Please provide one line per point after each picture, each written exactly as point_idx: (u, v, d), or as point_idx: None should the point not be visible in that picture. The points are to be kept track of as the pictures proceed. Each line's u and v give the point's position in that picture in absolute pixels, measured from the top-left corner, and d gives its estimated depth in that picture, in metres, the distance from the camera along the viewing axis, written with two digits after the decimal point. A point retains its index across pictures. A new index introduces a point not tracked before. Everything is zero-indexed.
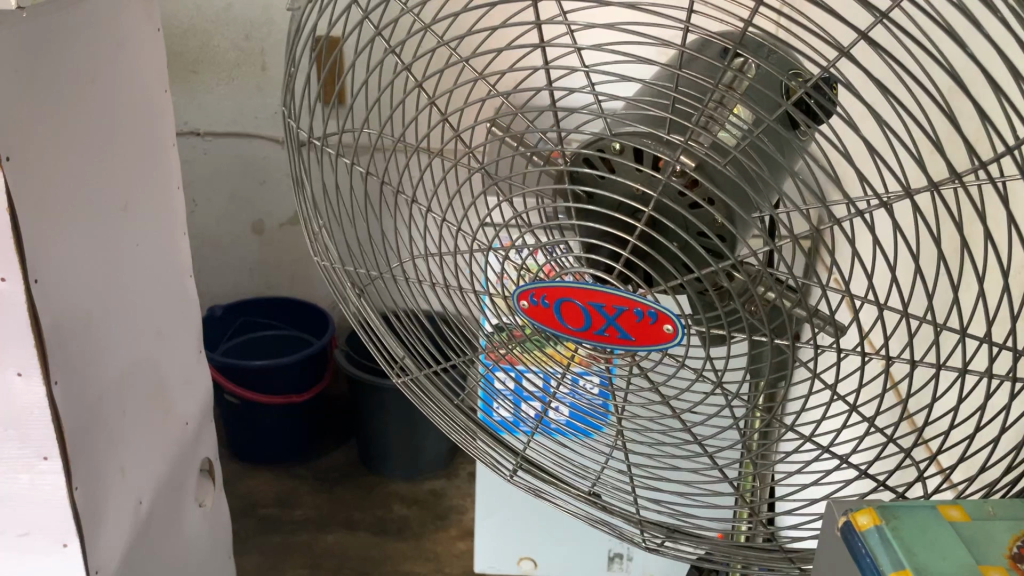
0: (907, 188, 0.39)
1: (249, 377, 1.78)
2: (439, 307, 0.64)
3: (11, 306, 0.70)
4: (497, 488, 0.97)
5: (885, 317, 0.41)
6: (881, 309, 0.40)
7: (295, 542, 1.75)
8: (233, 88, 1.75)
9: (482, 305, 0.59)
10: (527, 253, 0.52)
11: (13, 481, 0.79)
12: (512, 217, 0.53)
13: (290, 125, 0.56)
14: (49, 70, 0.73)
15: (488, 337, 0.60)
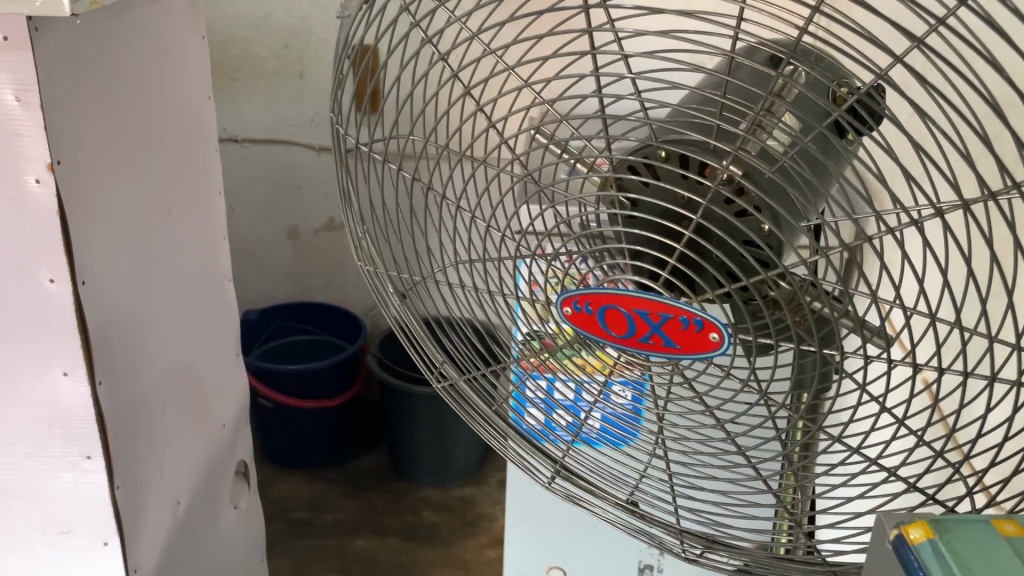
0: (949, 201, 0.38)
1: (283, 381, 1.80)
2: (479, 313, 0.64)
3: (59, 307, 0.72)
4: (528, 496, 0.97)
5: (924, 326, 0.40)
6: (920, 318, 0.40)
7: (326, 546, 1.75)
8: (270, 95, 1.78)
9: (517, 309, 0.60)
10: (559, 259, 0.53)
11: (57, 480, 0.80)
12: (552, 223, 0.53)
13: (337, 131, 0.56)
14: (100, 77, 0.75)
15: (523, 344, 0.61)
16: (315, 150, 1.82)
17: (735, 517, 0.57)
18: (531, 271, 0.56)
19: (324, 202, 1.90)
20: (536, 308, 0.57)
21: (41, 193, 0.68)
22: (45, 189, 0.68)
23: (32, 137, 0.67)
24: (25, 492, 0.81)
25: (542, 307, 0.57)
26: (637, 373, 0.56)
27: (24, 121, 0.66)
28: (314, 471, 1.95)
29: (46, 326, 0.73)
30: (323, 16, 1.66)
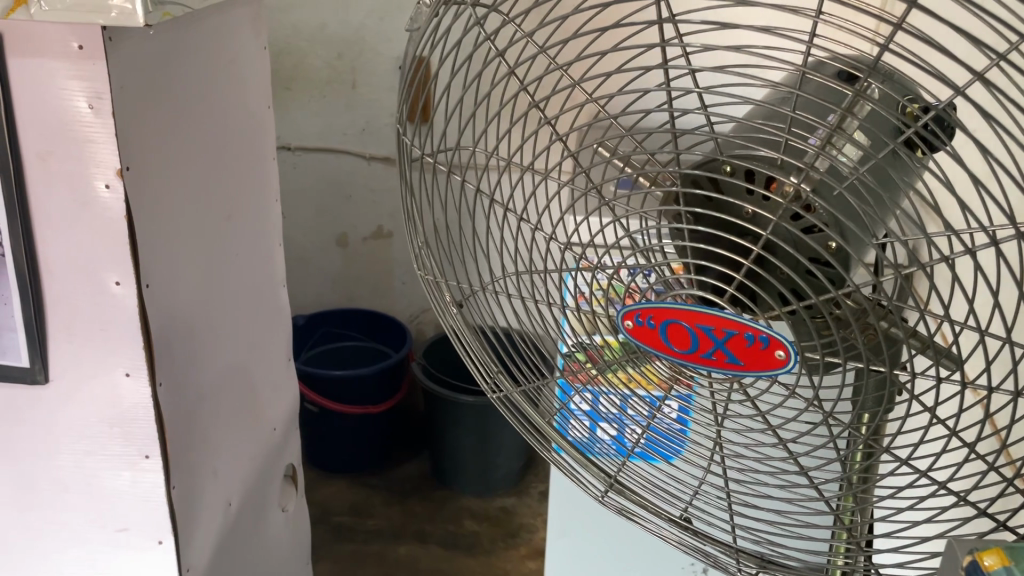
0: (1009, 224, 0.37)
1: (330, 387, 1.82)
2: (533, 324, 0.65)
3: (124, 309, 0.74)
4: (568, 509, 0.97)
5: (982, 343, 0.39)
6: (977, 335, 0.39)
7: (368, 551, 1.76)
8: (323, 104, 1.81)
9: (564, 319, 0.61)
10: (607, 272, 0.54)
11: (115, 478, 0.82)
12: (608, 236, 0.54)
13: (402, 142, 0.57)
14: (169, 86, 0.77)
15: (570, 355, 0.63)
16: (365, 159, 1.85)
17: (791, 537, 0.56)
18: (576, 283, 0.57)
19: (373, 211, 1.93)
20: (588, 319, 0.58)
21: (110, 197, 0.70)
22: (114, 194, 0.70)
23: (104, 143, 0.69)
24: (83, 490, 0.83)
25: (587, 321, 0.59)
26: (683, 388, 0.57)
27: (96, 128, 0.68)
28: (357, 477, 1.97)
29: (110, 327, 0.75)
30: (376, 28, 1.70)
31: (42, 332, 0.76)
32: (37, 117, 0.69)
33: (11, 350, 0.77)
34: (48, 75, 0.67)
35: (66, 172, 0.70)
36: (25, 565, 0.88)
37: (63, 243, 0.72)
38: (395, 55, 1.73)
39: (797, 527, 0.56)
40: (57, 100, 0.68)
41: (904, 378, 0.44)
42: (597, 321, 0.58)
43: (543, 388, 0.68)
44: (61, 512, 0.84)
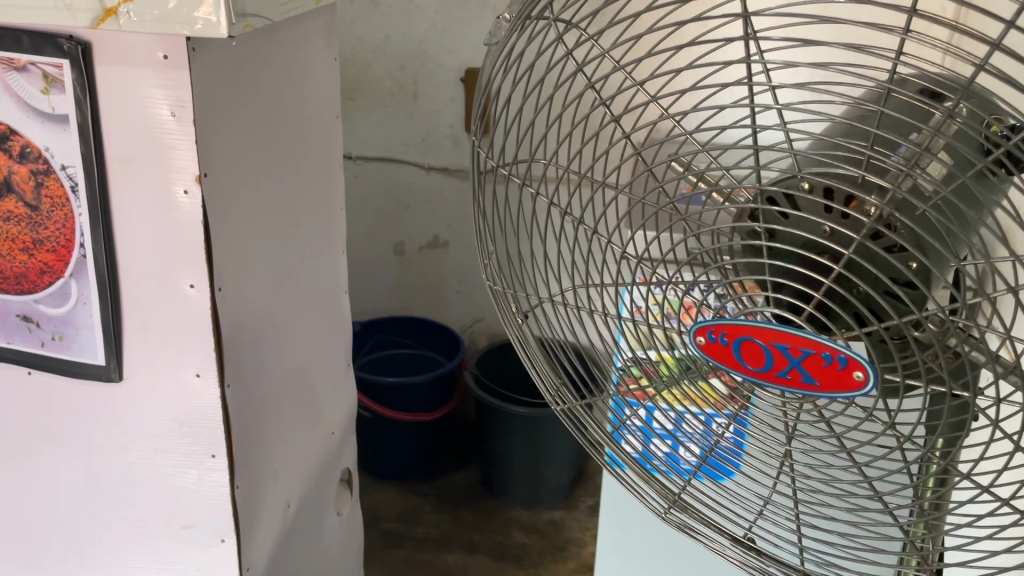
0: None
1: (382, 393, 1.84)
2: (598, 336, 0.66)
3: (197, 310, 0.76)
4: (620, 525, 0.97)
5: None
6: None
7: (416, 558, 1.77)
8: (385, 114, 1.85)
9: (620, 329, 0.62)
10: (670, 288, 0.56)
11: (182, 476, 0.84)
12: (671, 252, 0.55)
13: (476, 154, 0.59)
14: (245, 96, 0.79)
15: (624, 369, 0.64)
16: (424, 169, 1.88)
17: (858, 559, 0.56)
18: (632, 299, 0.59)
19: (430, 220, 1.95)
20: (645, 333, 0.59)
21: (188, 203, 0.72)
22: (192, 200, 0.72)
23: (184, 150, 0.71)
24: (151, 487, 0.85)
25: (645, 334, 0.60)
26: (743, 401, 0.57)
27: (177, 136, 0.70)
28: (407, 485, 1.98)
29: (182, 328, 0.77)
30: (439, 40, 1.73)
31: (118, 332, 0.78)
32: (120, 123, 0.71)
33: (88, 348, 0.79)
34: (132, 82, 0.69)
35: (146, 176, 0.72)
36: (93, 558, 0.90)
37: (141, 245, 0.75)
38: (456, 67, 1.76)
39: (863, 549, 0.55)
40: (141, 107, 0.70)
41: (980, 400, 0.44)
42: (655, 336, 0.60)
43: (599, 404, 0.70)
44: (129, 508, 0.87)
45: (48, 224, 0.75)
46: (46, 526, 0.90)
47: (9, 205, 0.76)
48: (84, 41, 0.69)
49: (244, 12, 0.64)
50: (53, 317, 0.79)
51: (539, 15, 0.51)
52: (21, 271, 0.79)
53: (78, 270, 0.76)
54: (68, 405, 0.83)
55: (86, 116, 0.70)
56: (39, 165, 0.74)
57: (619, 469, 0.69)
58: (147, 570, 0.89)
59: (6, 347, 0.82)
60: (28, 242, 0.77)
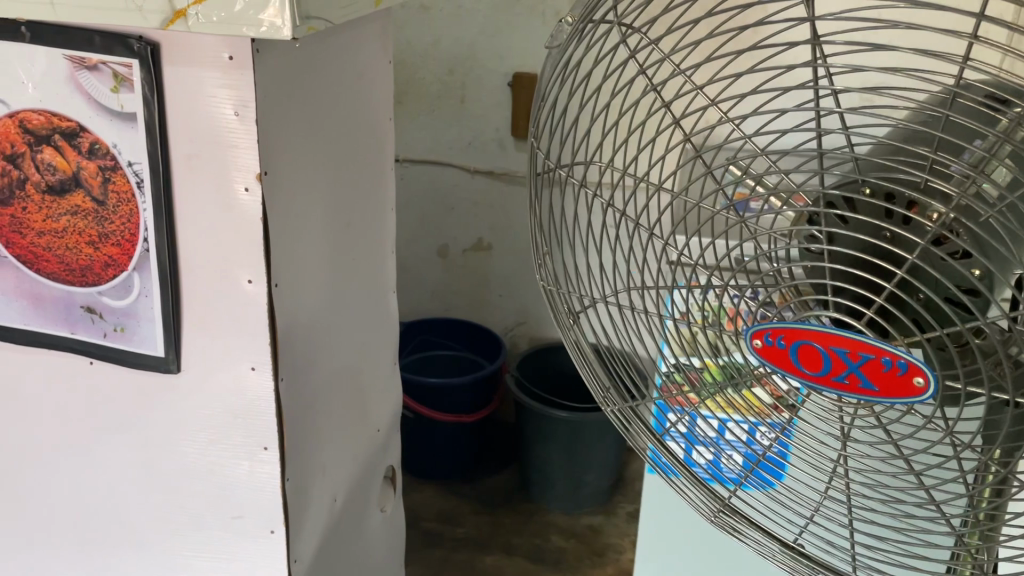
0: None
1: (425, 394, 1.85)
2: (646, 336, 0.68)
3: (254, 306, 0.78)
4: (659, 532, 0.97)
5: None
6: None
7: (455, 558, 1.78)
8: (432, 118, 1.87)
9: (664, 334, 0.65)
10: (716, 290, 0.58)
11: (235, 467, 0.86)
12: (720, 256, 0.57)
13: (534, 154, 0.61)
14: (304, 98, 0.81)
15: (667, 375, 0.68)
16: (469, 172, 1.89)
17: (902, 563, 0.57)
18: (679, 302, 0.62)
19: (474, 223, 1.96)
20: (689, 337, 0.62)
21: (249, 200, 0.74)
22: (253, 197, 0.74)
23: (246, 149, 0.73)
24: (205, 478, 0.87)
25: (697, 338, 0.62)
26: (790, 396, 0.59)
27: (240, 134, 0.72)
28: (446, 485, 1.99)
29: (239, 323, 0.79)
30: (487, 45, 1.75)
31: (177, 326, 0.80)
32: (186, 122, 0.73)
33: (148, 340, 0.81)
34: (198, 81, 0.71)
35: (209, 174, 0.74)
36: (147, 545, 0.93)
37: (202, 240, 0.77)
38: (503, 71, 1.78)
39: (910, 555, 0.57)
40: (206, 106, 0.72)
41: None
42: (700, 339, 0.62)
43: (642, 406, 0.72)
44: (183, 498, 0.89)
45: (113, 219, 0.77)
46: (101, 512, 0.93)
47: (76, 199, 0.78)
48: (153, 42, 0.71)
49: (308, 14, 0.66)
50: (115, 309, 0.81)
51: (603, 19, 0.52)
52: (86, 264, 0.81)
53: (141, 264, 0.79)
54: (127, 395, 0.85)
55: (153, 114, 0.72)
56: (107, 162, 0.75)
57: (669, 476, 0.70)
58: (198, 559, 0.91)
59: (69, 337, 0.84)
60: (94, 237, 0.79)
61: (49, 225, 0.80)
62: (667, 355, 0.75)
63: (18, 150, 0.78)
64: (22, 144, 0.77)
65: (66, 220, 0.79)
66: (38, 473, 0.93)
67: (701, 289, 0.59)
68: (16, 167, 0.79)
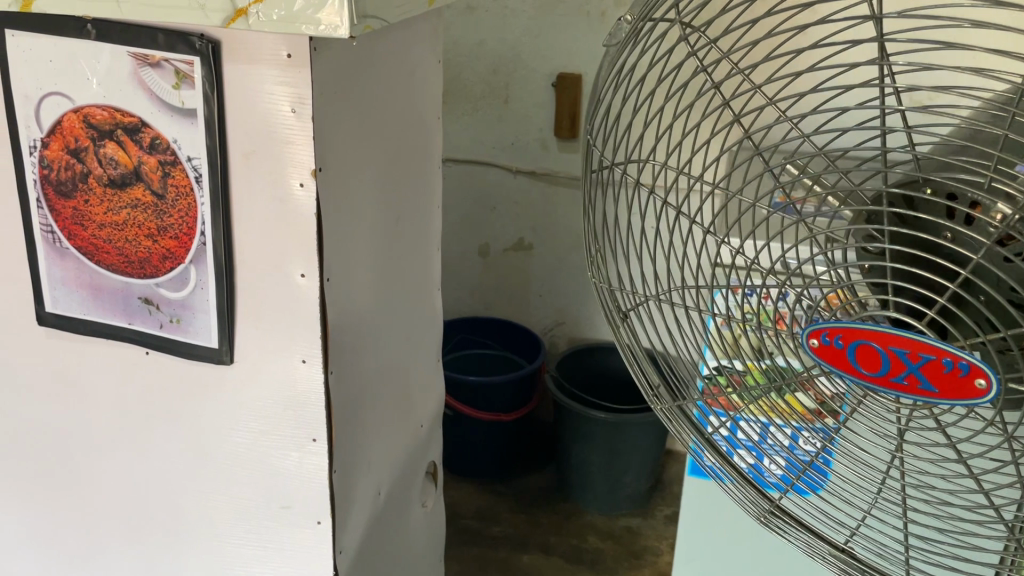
0: None
1: (465, 392, 1.87)
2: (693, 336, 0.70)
3: (307, 300, 0.79)
4: (698, 533, 0.98)
5: None
6: None
7: (492, 556, 1.79)
8: (475, 118, 1.88)
9: (707, 335, 0.68)
10: (757, 293, 0.60)
11: (284, 458, 0.87)
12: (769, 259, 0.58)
13: (589, 150, 0.63)
14: (358, 96, 0.82)
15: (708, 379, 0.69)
16: (512, 172, 1.90)
17: (950, 566, 0.59)
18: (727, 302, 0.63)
19: (515, 223, 1.97)
20: (730, 339, 0.64)
21: (303, 195, 0.76)
22: (307, 192, 0.75)
23: (303, 145, 0.74)
24: (255, 468, 0.89)
25: (744, 339, 0.64)
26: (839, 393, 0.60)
27: (296, 130, 0.74)
28: (484, 483, 2.00)
29: (292, 315, 0.80)
30: (532, 46, 1.76)
31: (231, 318, 0.82)
32: (245, 118, 0.74)
33: (202, 331, 0.83)
34: (256, 79, 0.73)
35: (265, 170, 0.76)
36: (196, 532, 0.95)
37: (257, 234, 0.78)
38: (547, 72, 1.78)
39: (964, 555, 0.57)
40: (264, 104, 0.73)
41: None
42: (743, 342, 0.64)
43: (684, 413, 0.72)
44: (232, 486, 0.91)
45: (171, 213, 0.79)
46: (153, 499, 0.95)
47: (137, 193, 0.80)
48: (214, 40, 0.72)
49: (365, 13, 0.66)
50: (171, 301, 0.83)
51: (661, 18, 0.53)
52: (144, 256, 0.83)
53: (198, 257, 0.80)
54: (181, 385, 0.87)
55: (212, 110, 0.74)
56: (167, 157, 0.77)
57: (724, 483, 0.72)
58: (246, 548, 0.93)
59: (127, 327, 0.86)
60: (153, 230, 0.81)
61: (109, 217, 0.82)
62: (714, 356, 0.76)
63: (82, 144, 0.80)
64: (86, 138, 0.79)
65: (127, 213, 0.81)
66: (92, 459, 0.95)
67: (749, 289, 0.60)
68: (79, 161, 0.81)
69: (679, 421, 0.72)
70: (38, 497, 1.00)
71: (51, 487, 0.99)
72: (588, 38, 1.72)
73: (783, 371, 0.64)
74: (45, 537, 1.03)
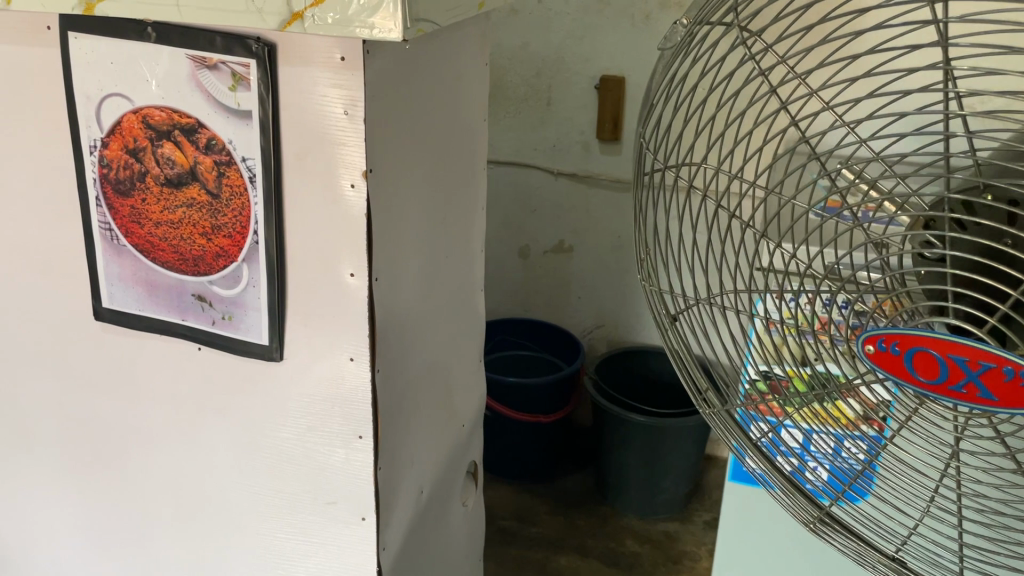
0: None
1: (505, 393, 1.87)
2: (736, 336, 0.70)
3: (356, 299, 0.80)
4: (741, 539, 0.97)
5: None
6: None
7: (530, 557, 1.79)
8: (518, 120, 1.88)
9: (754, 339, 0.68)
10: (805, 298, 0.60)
11: (330, 454, 0.89)
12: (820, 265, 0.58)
13: (642, 154, 0.64)
14: (409, 96, 0.83)
15: (753, 384, 0.69)
16: (554, 174, 1.90)
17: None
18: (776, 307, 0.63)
19: (556, 225, 1.97)
20: (776, 344, 0.64)
21: (355, 196, 0.77)
22: (358, 193, 0.76)
23: (355, 147, 0.75)
24: (302, 463, 0.90)
25: (794, 344, 0.64)
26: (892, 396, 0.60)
27: (348, 132, 0.75)
28: (523, 484, 2.01)
29: (341, 314, 0.82)
30: (577, 49, 1.76)
31: (281, 315, 0.84)
32: (300, 120, 0.76)
33: (253, 328, 0.85)
34: (311, 81, 0.74)
35: (318, 170, 0.77)
36: (243, 525, 0.96)
37: (308, 233, 0.80)
38: (591, 74, 1.78)
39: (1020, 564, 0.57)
40: (317, 106, 0.75)
41: None
42: (789, 346, 0.64)
43: (727, 416, 0.72)
44: (279, 481, 0.92)
45: (226, 212, 0.81)
46: (201, 491, 0.97)
47: (192, 192, 0.82)
48: (270, 43, 0.74)
49: (418, 17, 0.67)
50: (224, 298, 0.85)
51: (718, 21, 0.53)
52: (198, 254, 0.84)
53: (251, 255, 0.82)
54: (231, 380, 0.89)
55: (267, 112, 0.75)
56: (223, 157, 0.79)
57: (772, 490, 0.72)
58: (292, 542, 0.95)
59: (180, 323, 0.88)
60: (207, 228, 0.83)
61: (165, 216, 0.84)
62: (759, 362, 0.76)
63: (140, 144, 0.82)
64: (144, 139, 0.82)
65: (182, 212, 0.83)
66: (144, 451, 0.98)
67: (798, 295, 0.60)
68: (137, 160, 0.83)
69: (726, 425, 0.72)
70: (91, 487, 1.03)
71: (104, 478, 1.02)
72: (633, 41, 1.72)
73: (829, 377, 0.64)
74: (98, 525, 1.05)
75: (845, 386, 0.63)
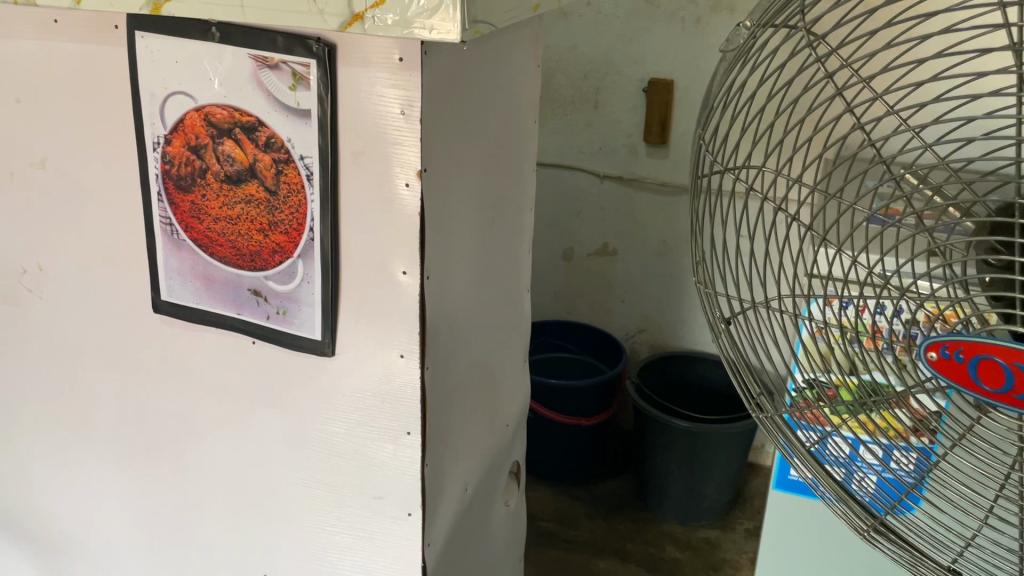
0: None
1: (547, 395, 1.88)
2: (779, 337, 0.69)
3: (407, 296, 0.81)
4: (786, 547, 0.97)
5: None
6: None
7: (569, 559, 1.79)
8: (566, 123, 1.89)
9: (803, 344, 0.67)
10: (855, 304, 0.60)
11: (379, 450, 0.90)
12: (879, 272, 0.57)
13: (700, 156, 0.64)
14: (465, 97, 0.84)
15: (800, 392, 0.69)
16: (600, 177, 1.90)
17: None
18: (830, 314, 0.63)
19: (601, 227, 1.97)
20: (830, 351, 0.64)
21: (409, 195, 0.78)
22: (413, 193, 0.77)
23: (411, 146, 0.76)
24: (351, 457, 0.91)
25: (849, 351, 0.63)
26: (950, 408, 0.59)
27: (405, 132, 0.76)
28: (563, 487, 2.01)
29: (393, 311, 0.83)
30: (626, 52, 1.77)
31: (334, 311, 0.85)
32: (358, 119, 0.77)
33: (307, 323, 0.86)
34: (370, 82, 0.75)
35: (374, 169, 0.78)
36: (292, 518, 0.98)
37: (362, 229, 0.81)
38: (639, 77, 1.78)
39: None
40: (375, 105, 0.76)
41: None
42: (843, 354, 0.63)
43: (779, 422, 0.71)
44: (328, 475, 0.93)
45: (283, 209, 0.83)
46: (252, 483, 0.99)
47: (251, 189, 0.83)
48: (331, 44, 0.75)
49: (476, 18, 0.68)
50: (279, 294, 0.87)
51: (783, 23, 0.53)
52: (255, 250, 0.86)
53: (307, 252, 0.83)
54: (284, 374, 0.91)
55: (326, 111, 0.77)
56: (281, 155, 0.80)
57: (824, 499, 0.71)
58: (338, 535, 0.96)
59: (236, 317, 0.90)
60: (265, 224, 0.84)
61: (225, 212, 0.86)
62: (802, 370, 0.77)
63: (202, 142, 0.84)
64: (206, 136, 0.84)
65: (240, 208, 0.85)
66: (198, 442, 1.00)
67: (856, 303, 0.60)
68: (199, 158, 0.85)
69: (778, 431, 0.72)
70: (144, 475, 1.06)
71: (156, 466, 1.04)
72: (682, 44, 1.71)
73: (877, 387, 0.63)
74: (150, 513, 1.08)
75: (900, 397, 0.62)
